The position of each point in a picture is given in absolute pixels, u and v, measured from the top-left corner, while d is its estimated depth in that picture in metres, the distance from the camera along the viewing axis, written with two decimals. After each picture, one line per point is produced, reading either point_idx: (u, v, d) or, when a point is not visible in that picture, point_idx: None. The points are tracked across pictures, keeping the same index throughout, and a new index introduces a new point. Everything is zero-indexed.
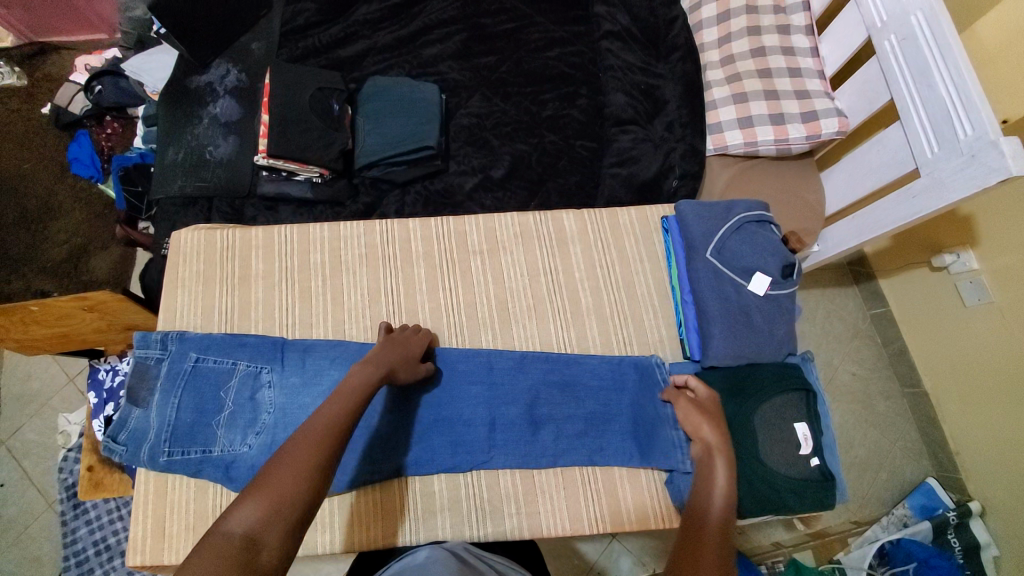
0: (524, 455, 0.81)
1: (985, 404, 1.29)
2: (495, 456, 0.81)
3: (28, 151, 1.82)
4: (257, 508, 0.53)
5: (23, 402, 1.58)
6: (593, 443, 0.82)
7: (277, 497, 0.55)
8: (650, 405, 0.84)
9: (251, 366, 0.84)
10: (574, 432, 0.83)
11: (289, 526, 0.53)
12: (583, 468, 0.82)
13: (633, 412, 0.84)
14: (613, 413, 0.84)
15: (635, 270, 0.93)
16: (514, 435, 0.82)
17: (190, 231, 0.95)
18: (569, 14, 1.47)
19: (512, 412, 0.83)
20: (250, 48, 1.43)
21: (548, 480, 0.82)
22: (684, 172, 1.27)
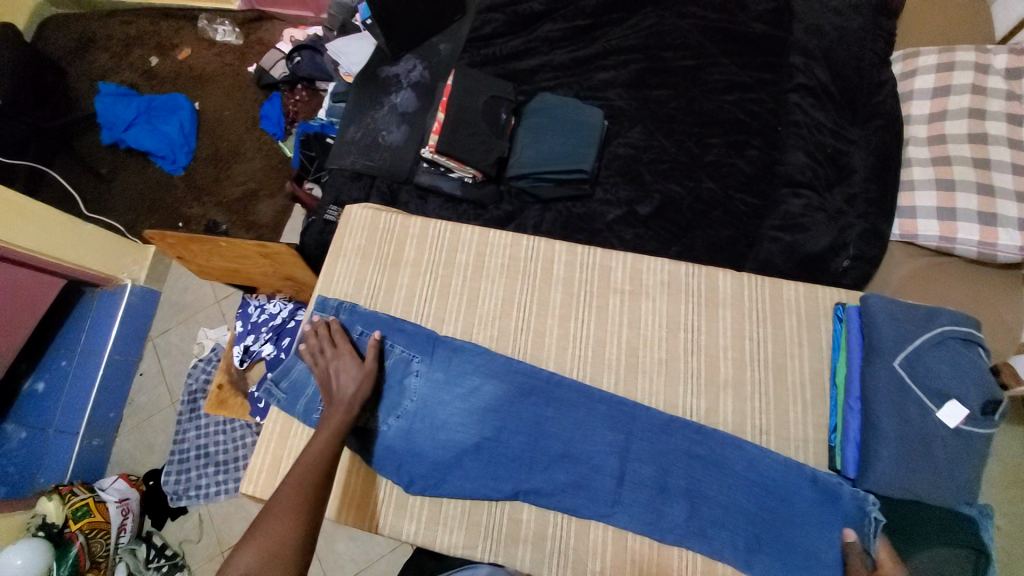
0: (649, 526, 0.76)
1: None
2: (616, 515, 0.77)
3: (230, 101, 2.12)
4: (252, 554, 0.63)
5: (178, 309, 1.85)
6: (739, 539, 0.74)
7: (267, 540, 0.64)
8: (821, 521, 0.73)
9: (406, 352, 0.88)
10: (713, 522, 0.75)
11: (282, 567, 0.63)
12: (682, 558, 0.75)
13: (790, 527, 0.74)
14: (759, 518, 0.74)
15: (790, 353, 0.84)
16: (642, 501, 0.77)
17: (361, 208, 1.04)
18: (759, 60, 1.39)
19: (646, 475, 0.78)
20: (438, 49, 1.54)
21: (640, 544, 0.77)
22: (859, 254, 1.14)
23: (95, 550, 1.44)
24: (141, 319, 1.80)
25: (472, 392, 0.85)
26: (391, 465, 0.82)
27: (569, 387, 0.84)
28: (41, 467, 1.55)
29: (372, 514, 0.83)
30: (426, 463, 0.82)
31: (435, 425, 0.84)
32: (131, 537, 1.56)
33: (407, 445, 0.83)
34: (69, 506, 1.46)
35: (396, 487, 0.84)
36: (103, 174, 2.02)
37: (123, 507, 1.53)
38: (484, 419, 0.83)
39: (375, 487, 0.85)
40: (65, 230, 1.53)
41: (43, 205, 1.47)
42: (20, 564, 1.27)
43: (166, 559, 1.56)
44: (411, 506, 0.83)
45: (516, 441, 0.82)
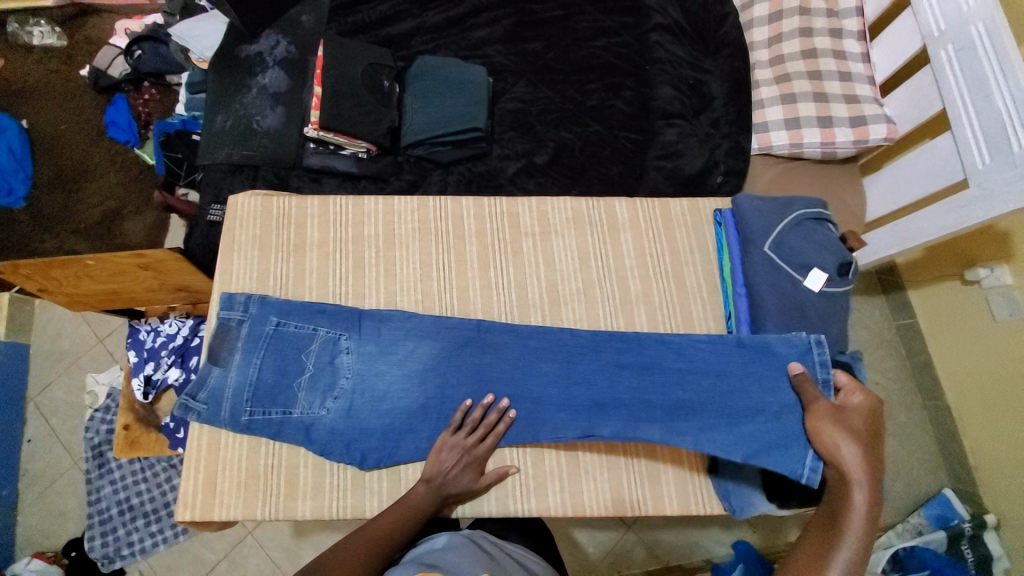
0: (592, 442, 0.82)
1: (1000, 420, 1.18)
2: (564, 438, 0.83)
3: (64, 112, 1.85)
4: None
5: (56, 357, 1.64)
6: (676, 426, 0.80)
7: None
8: (765, 376, 0.80)
9: (331, 332, 0.86)
10: (653, 418, 0.81)
11: None
12: (628, 467, 0.86)
13: (730, 402, 0.80)
14: (697, 402, 0.81)
15: (685, 262, 0.94)
16: (585, 420, 0.83)
17: (248, 197, 0.98)
18: (619, 3, 1.46)
19: (585, 397, 0.83)
20: (299, 21, 1.44)
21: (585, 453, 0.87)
22: (729, 169, 1.27)
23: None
24: (14, 377, 1.59)
25: (407, 356, 0.85)
26: (340, 447, 0.81)
27: (497, 332, 0.87)
28: None
29: (331, 500, 0.83)
30: (376, 437, 0.82)
31: (378, 396, 0.84)
32: None
33: (352, 424, 0.82)
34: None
35: (349, 468, 0.84)
36: None
37: None
38: (423, 379, 0.84)
39: (328, 473, 0.84)
40: None
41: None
42: None
43: None
44: (368, 483, 0.83)
45: (459, 392, 0.84)
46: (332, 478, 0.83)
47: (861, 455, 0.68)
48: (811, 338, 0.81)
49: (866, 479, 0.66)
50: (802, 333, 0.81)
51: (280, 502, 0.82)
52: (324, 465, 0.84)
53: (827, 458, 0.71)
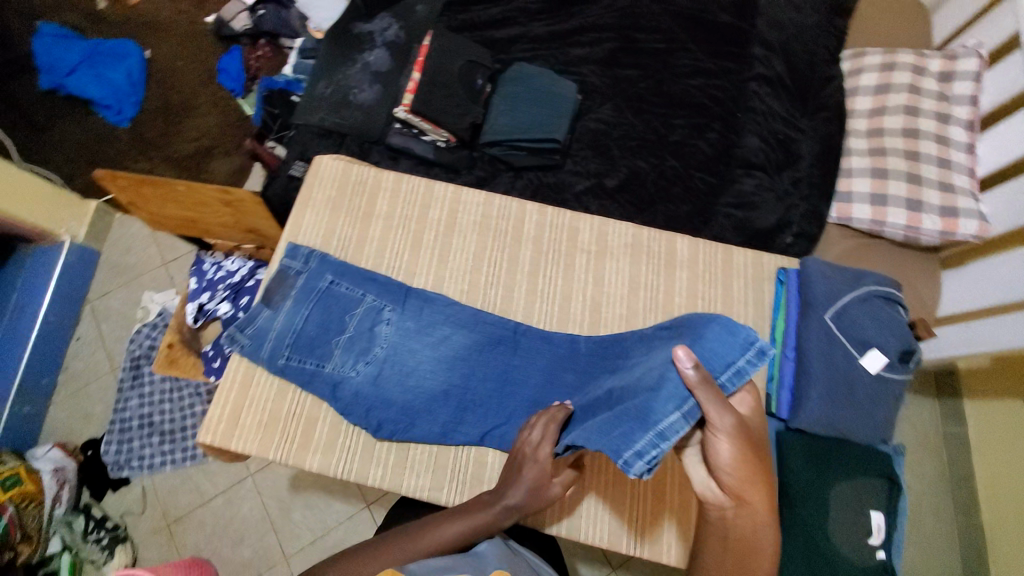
0: None
1: None
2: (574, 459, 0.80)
3: (186, 52, 2.03)
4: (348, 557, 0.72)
5: (120, 270, 1.81)
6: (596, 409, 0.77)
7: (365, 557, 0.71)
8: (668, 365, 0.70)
9: (379, 300, 0.90)
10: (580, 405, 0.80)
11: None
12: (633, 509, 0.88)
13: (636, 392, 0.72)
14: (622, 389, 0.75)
15: (737, 312, 0.90)
16: None
17: (331, 159, 1.03)
18: (724, 47, 1.46)
19: None
20: (415, 10, 1.52)
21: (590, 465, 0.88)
22: (801, 232, 1.23)
23: (27, 522, 1.42)
24: (79, 279, 1.76)
25: (444, 339, 0.88)
26: (360, 410, 0.84)
27: (532, 337, 0.88)
28: None
29: (338, 460, 0.85)
30: (394, 410, 0.84)
31: (407, 370, 0.86)
32: (67, 509, 1.55)
33: (376, 391, 0.85)
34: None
35: (362, 433, 0.86)
36: (36, 122, 1.89)
37: (57, 476, 1.52)
38: (453, 363, 0.86)
39: (342, 432, 0.86)
40: None
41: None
42: None
43: (107, 531, 1.57)
44: (378, 454, 0.85)
45: (485, 385, 0.86)
46: (344, 439, 0.86)
47: (766, 499, 0.67)
48: (752, 340, 0.68)
49: (769, 518, 0.67)
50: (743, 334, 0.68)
51: (292, 449, 0.85)
52: (340, 424, 0.86)
53: (733, 494, 0.66)
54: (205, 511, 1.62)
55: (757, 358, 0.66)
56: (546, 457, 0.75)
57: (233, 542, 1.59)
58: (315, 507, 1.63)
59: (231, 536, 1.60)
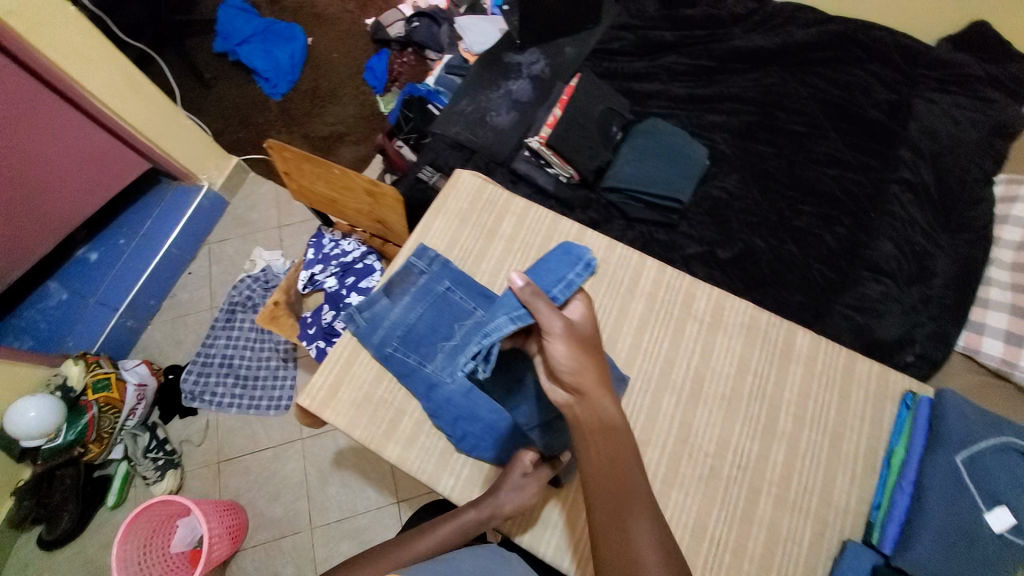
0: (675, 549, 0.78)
1: None
2: None
3: (345, 48, 2.25)
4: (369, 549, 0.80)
5: (240, 223, 1.99)
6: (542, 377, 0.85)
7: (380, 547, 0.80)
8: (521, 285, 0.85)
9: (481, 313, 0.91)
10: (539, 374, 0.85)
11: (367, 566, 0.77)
12: None
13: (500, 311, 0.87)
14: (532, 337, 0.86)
15: (849, 426, 0.86)
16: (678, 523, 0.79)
17: (471, 175, 1.10)
18: (869, 143, 1.41)
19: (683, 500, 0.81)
20: (564, 51, 1.62)
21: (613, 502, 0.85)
22: (923, 353, 1.15)
23: (103, 425, 1.55)
24: (206, 222, 1.95)
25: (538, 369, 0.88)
26: (449, 417, 0.86)
27: (628, 392, 0.88)
28: (69, 336, 1.67)
29: (415, 459, 0.87)
30: (480, 428, 0.86)
31: (493, 386, 0.86)
32: (138, 423, 1.67)
33: (467, 404, 0.87)
34: (91, 375, 1.57)
35: (443, 440, 0.88)
36: (204, 78, 2.19)
37: (138, 391, 1.65)
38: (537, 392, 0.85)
39: (425, 433, 0.89)
40: (161, 110, 1.60)
41: (147, 82, 1.52)
42: (33, 416, 1.39)
43: (164, 453, 1.66)
44: (454, 464, 0.87)
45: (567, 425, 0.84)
46: (425, 440, 0.88)
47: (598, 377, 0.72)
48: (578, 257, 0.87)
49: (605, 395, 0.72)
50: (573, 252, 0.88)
51: (376, 436, 0.89)
52: (425, 423, 0.89)
53: (571, 386, 0.72)
54: (254, 459, 1.70)
55: (582, 271, 0.85)
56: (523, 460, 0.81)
57: (271, 497, 1.66)
58: (350, 488, 1.66)
59: (269, 490, 1.67)
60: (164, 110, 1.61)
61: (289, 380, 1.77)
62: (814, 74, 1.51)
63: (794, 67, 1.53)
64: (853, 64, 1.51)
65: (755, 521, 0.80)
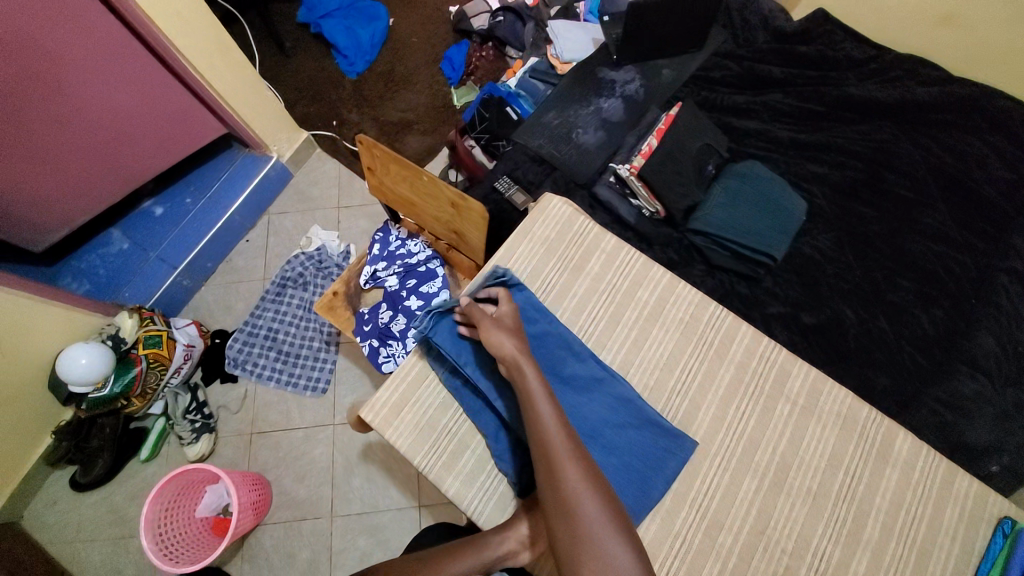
0: None
1: None
2: None
3: (427, 35, 2.21)
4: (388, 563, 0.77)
5: (303, 199, 1.99)
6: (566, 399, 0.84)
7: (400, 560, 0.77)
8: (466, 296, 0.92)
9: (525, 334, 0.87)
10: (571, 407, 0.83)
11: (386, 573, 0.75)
12: None
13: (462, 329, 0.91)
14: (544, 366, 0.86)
15: (942, 548, 0.79)
16: None
17: (561, 201, 1.05)
18: (980, 222, 1.29)
19: None
20: (660, 73, 1.55)
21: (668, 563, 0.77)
22: (1014, 468, 1.06)
23: (148, 380, 1.56)
24: (270, 192, 1.95)
25: (586, 404, 0.84)
26: (515, 463, 0.84)
27: (705, 469, 0.82)
28: (124, 287, 1.68)
29: (472, 498, 0.84)
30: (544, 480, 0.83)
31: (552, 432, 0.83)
32: (180, 383, 1.68)
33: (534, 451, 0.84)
34: (143, 330, 1.57)
35: (504, 483, 0.86)
36: (284, 46, 2.17)
37: (186, 352, 1.65)
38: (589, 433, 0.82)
39: (486, 471, 0.86)
40: (248, 79, 1.58)
41: (239, 50, 1.50)
42: (83, 364, 1.42)
43: (202, 416, 1.66)
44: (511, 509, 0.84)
45: (619, 477, 0.79)
46: (485, 479, 0.86)
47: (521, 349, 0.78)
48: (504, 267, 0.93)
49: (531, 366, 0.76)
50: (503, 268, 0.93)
51: (436, 465, 0.86)
52: (486, 459, 0.87)
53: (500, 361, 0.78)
54: (285, 437, 1.70)
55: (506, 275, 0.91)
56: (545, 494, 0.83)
57: (296, 478, 1.65)
58: (374, 484, 1.63)
59: (296, 470, 1.66)
60: (248, 76, 1.58)
61: (328, 364, 1.76)
62: (931, 136, 1.40)
63: (908, 126, 1.42)
64: (975, 131, 1.39)
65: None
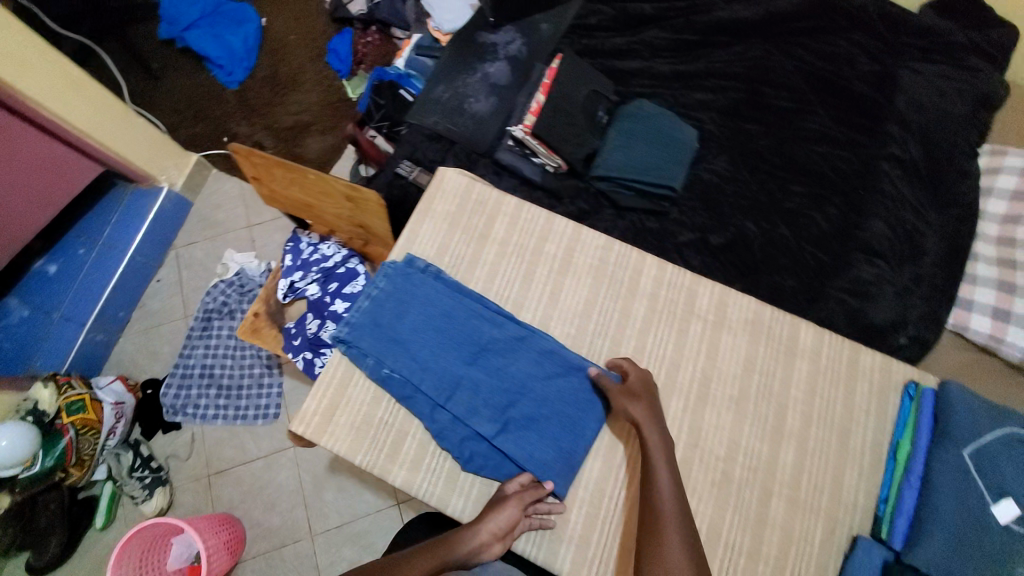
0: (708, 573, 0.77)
1: None
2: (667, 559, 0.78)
3: (304, 29, 2.10)
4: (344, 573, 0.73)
5: (208, 225, 1.87)
6: (490, 362, 0.88)
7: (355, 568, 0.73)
8: (392, 293, 0.92)
9: (448, 318, 0.89)
10: (498, 369, 0.87)
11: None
12: None
13: (390, 323, 0.90)
14: (465, 338, 0.89)
15: (857, 420, 0.86)
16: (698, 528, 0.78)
17: (457, 173, 1.04)
18: (854, 118, 1.38)
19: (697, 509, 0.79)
20: (539, 28, 1.54)
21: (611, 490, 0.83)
22: (918, 335, 1.15)
23: (82, 448, 1.45)
24: (171, 224, 1.83)
25: (513, 362, 0.87)
26: (455, 438, 0.83)
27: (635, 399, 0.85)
28: (36, 355, 1.53)
29: (420, 482, 0.84)
30: (486, 448, 0.83)
31: (487, 394, 0.85)
32: (119, 442, 1.58)
33: (470, 422, 0.84)
34: (63, 398, 1.45)
35: (449, 460, 0.85)
36: (151, 68, 2.02)
37: (116, 410, 1.54)
38: (513, 392, 0.86)
39: (429, 452, 0.85)
40: (113, 112, 1.47)
41: (96, 81, 1.40)
42: (4, 447, 1.27)
43: (151, 471, 1.58)
44: (460, 482, 0.84)
45: (553, 424, 0.84)
46: (429, 461, 0.85)
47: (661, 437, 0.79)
48: (414, 257, 0.95)
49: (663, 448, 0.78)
50: (416, 259, 0.95)
51: (379, 459, 0.85)
52: (429, 444, 0.86)
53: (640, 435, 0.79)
54: (245, 470, 1.63)
55: (426, 268, 0.94)
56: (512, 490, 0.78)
57: (265, 507, 1.59)
58: (347, 493, 1.61)
59: (263, 500, 1.60)
60: (112, 109, 1.48)
61: (275, 388, 1.69)
62: (799, 45, 1.47)
63: (778, 39, 1.48)
64: (837, 33, 1.47)
65: (769, 522, 0.80)
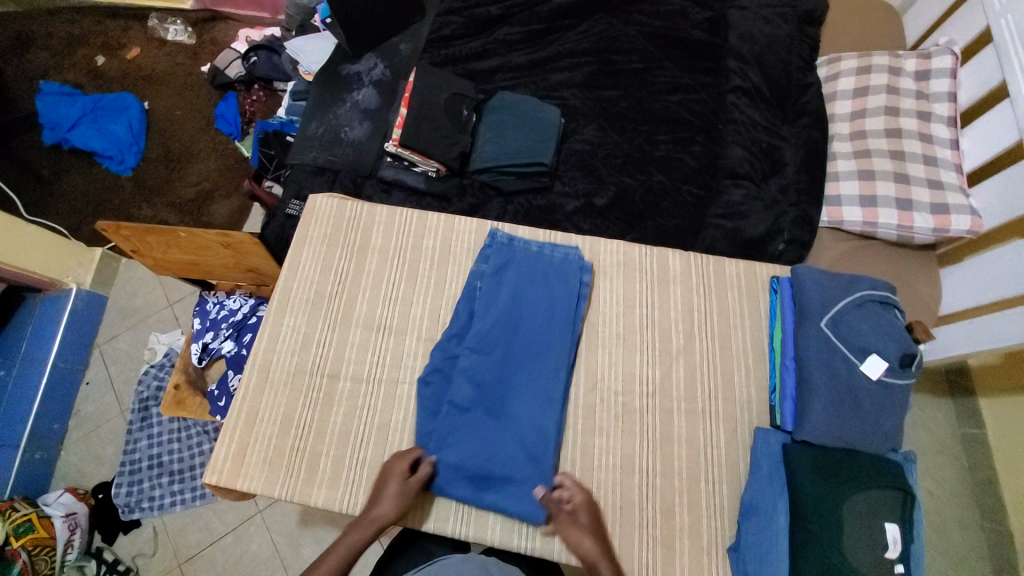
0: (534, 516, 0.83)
1: None
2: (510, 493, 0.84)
3: (182, 101, 2.09)
4: None
5: (126, 314, 1.76)
6: (523, 389, 0.90)
7: None
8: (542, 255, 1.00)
9: (523, 326, 0.93)
10: (510, 405, 0.89)
11: None
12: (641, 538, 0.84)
13: (530, 262, 0.99)
14: (540, 338, 0.93)
15: (735, 326, 0.98)
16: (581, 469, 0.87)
17: (327, 197, 1.08)
18: (700, 63, 1.48)
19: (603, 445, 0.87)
20: (398, 49, 1.60)
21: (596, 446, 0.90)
22: (793, 238, 1.23)
23: (39, 570, 1.34)
24: (86, 325, 1.71)
25: (530, 415, 0.88)
26: (433, 412, 0.89)
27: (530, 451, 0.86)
28: None
29: (343, 494, 0.87)
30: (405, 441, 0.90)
31: (484, 432, 0.87)
32: (79, 553, 1.46)
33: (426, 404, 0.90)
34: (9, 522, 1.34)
35: (370, 465, 0.89)
36: (42, 176, 1.95)
37: (69, 522, 1.43)
38: (499, 386, 0.89)
39: (347, 463, 0.89)
40: None
41: None
42: None
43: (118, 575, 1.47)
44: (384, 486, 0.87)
45: (503, 449, 0.86)
46: (348, 470, 0.88)
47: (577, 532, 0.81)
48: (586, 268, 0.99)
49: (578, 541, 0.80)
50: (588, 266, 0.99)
51: (297, 486, 0.87)
52: (344, 458, 0.89)
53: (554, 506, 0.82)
54: (214, 550, 1.51)
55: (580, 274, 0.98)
56: (398, 469, 0.84)
57: None
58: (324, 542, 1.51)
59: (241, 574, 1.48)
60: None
61: None
62: (638, 11, 1.56)
63: (617, 10, 1.57)
64: None
65: None
